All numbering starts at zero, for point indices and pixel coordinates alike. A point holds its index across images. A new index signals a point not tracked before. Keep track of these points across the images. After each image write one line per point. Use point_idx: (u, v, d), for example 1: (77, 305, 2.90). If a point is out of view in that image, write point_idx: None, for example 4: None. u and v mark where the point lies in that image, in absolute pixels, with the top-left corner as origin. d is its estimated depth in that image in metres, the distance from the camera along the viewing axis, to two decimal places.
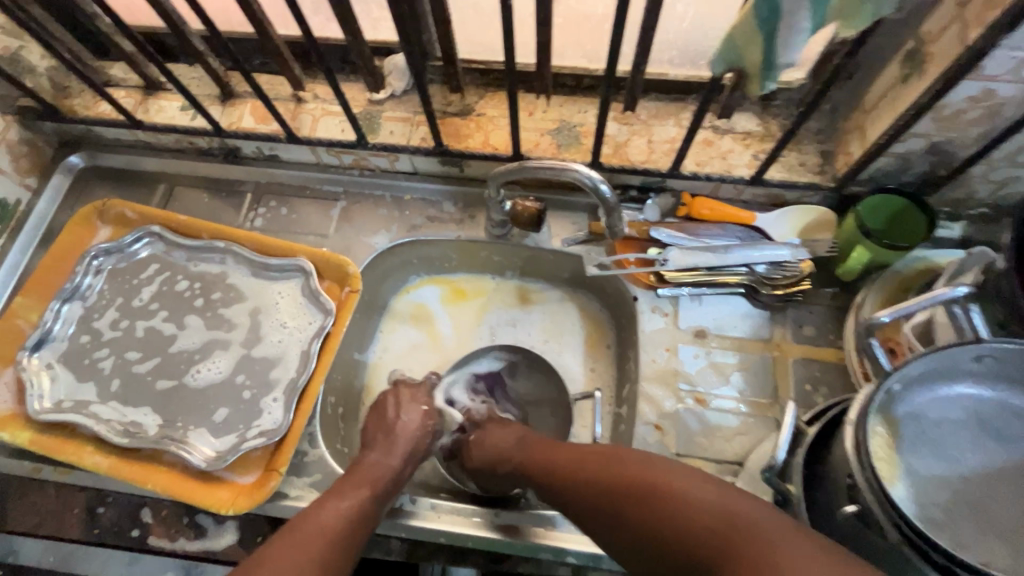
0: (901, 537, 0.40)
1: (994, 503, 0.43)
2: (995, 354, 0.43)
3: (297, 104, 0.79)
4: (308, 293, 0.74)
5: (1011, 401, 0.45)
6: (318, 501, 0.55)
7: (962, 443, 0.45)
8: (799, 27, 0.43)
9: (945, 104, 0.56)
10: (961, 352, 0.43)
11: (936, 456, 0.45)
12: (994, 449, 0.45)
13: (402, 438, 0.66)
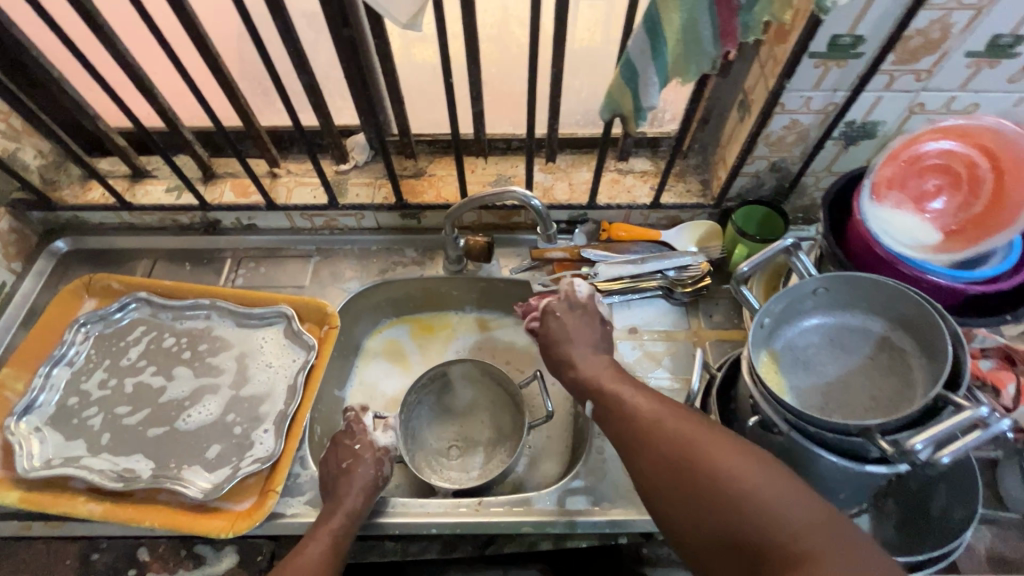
0: (788, 426, 0.53)
1: (849, 393, 0.57)
2: (827, 285, 0.59)
3: (273, 178, 0.92)
4: (291, 334, 0.83)
5: (849, 320, 0.60)
6: (294, 555, 0.62)
7: (822, 358, 0.59)
8: (651, 82, 0.62)
9: (771, 133, 0.77)
10: (802, 288, 0.58)
11: (805, 369, 0.59)
12: (845, 358, 0.59)
13: (349, 475, 0.68)
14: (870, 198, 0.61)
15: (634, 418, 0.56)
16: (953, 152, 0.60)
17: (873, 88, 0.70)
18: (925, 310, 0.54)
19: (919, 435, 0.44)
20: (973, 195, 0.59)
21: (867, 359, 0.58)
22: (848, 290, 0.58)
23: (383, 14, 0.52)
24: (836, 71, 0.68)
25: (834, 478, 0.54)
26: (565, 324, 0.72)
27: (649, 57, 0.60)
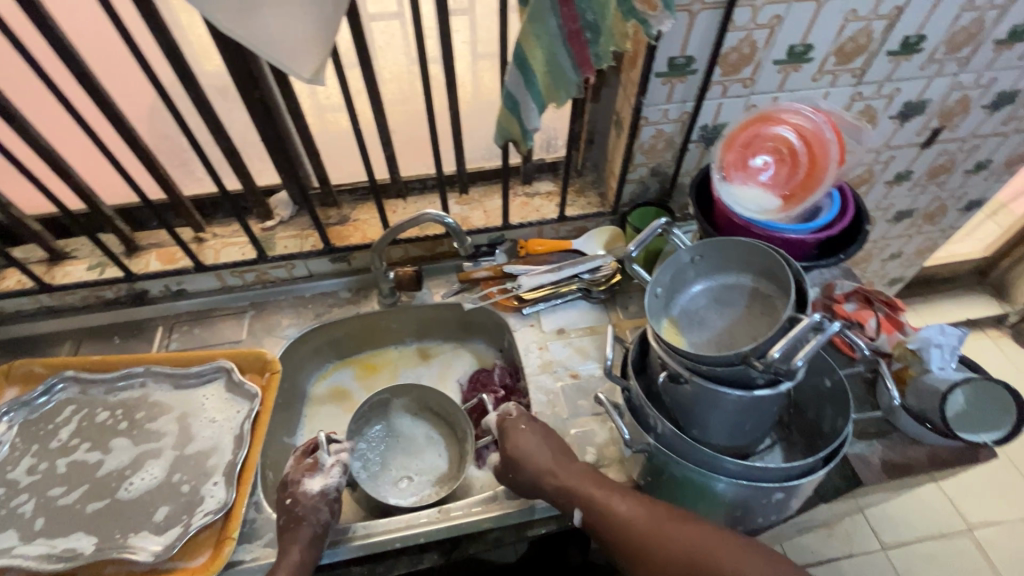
0: (688, 369, 0.62)
1: (736, 338, 0.67)
2: (700, 252, 0.70)
3: (199, 242, 0.95)
4: (232, 387, 0.84)
5: (725, 279, 0.71)
6: None
7: (710, 314, 0.70)
8: (530, 108, 0.74)
9: (643, 142, 0.91)
10: (679, 258, 0.69)
11: (699, 327, 0.70)
12: (728, 310, 0.70)
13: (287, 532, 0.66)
14: (719, 184, 0.74)
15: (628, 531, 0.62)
16: (770, 132, 0.74)
17: (713, 96, 0.86)
18: (773, 257, 0.66)
19: (776, 344, 0.55)
20: (794, 161, 0.73)
21: (744, 308, 0.69)
22: (716, 254, 0.70)
23: (289, 71, 0.60)
24: (680, 86, 0.83)
25: (734, 409, 0.63)
26: (523, 438, 0.72)
27: (525, 88, 0.72)
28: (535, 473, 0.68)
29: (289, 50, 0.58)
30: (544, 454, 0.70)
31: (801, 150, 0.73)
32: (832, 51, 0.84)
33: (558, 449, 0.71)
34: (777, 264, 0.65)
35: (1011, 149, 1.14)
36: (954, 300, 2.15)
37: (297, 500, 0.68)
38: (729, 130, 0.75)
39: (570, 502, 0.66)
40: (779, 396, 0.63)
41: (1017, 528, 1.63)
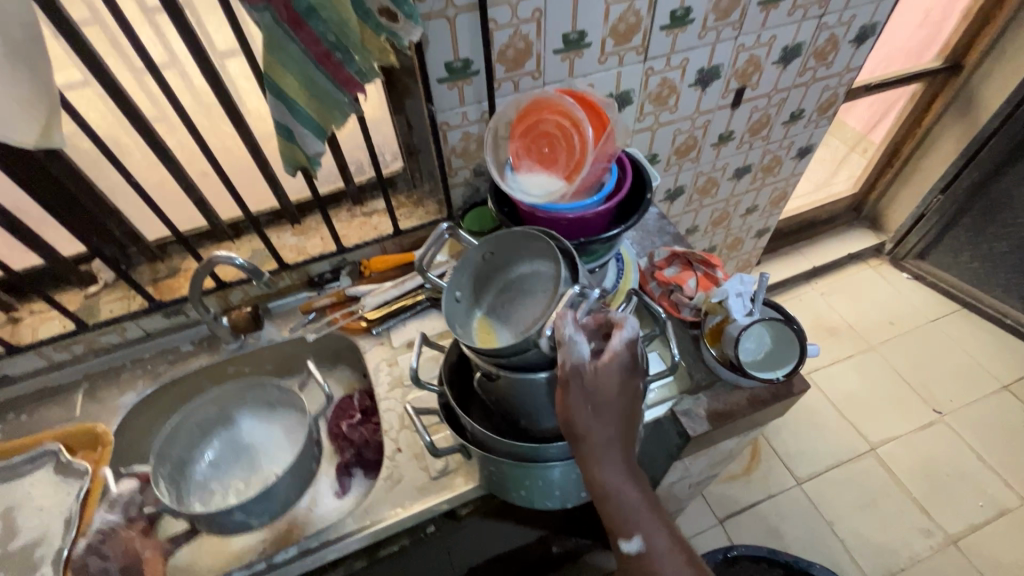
0: (489, 364, 0.64)
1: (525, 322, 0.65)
2: (491, 247, 0.71)
3: (13, 323, 0.90)
4: (61, 468, 0.80)
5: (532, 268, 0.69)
6: None
7: (518, 306, 0.67)
8: (306, 135, 0.73)
9: (454, 146, 0.93)
10: (469, 257, 0.70)
11: (502, 319, 0.68)
12: (534, 295, 0.66)
13: None
14: (505, 175, 0.78)
15: (646, 555, 0.58)
16: (541, 113, 0.77)
17: (506, 93, 0.89)
18: (547, 239, 0.67)
19: (549, 323, 0.59)
20: (567, 138, 0.75)
21: (535, 290, 0.67)
22: (508, 245, 0.71)
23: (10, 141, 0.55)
24: (467, 88, 0.85)
25: (537, 394, 0.65)
26: (599, 404, 0.58)
27: (293, 116, 0.71)
28: (591, 452, 0.59)
29: (1, 122, 0.54)
30: (611, 431, 0.59)
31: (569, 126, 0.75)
32: (606, 34, 0.88)
33: (629, 429, 0.60)
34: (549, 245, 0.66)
35: (817, 97, 1.23)
36: (838, 239, 2.29)
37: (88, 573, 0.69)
38: (505, 119, 0.79)
39: (613, 500, 0.59)
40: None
41: (914, 438, 1.75)
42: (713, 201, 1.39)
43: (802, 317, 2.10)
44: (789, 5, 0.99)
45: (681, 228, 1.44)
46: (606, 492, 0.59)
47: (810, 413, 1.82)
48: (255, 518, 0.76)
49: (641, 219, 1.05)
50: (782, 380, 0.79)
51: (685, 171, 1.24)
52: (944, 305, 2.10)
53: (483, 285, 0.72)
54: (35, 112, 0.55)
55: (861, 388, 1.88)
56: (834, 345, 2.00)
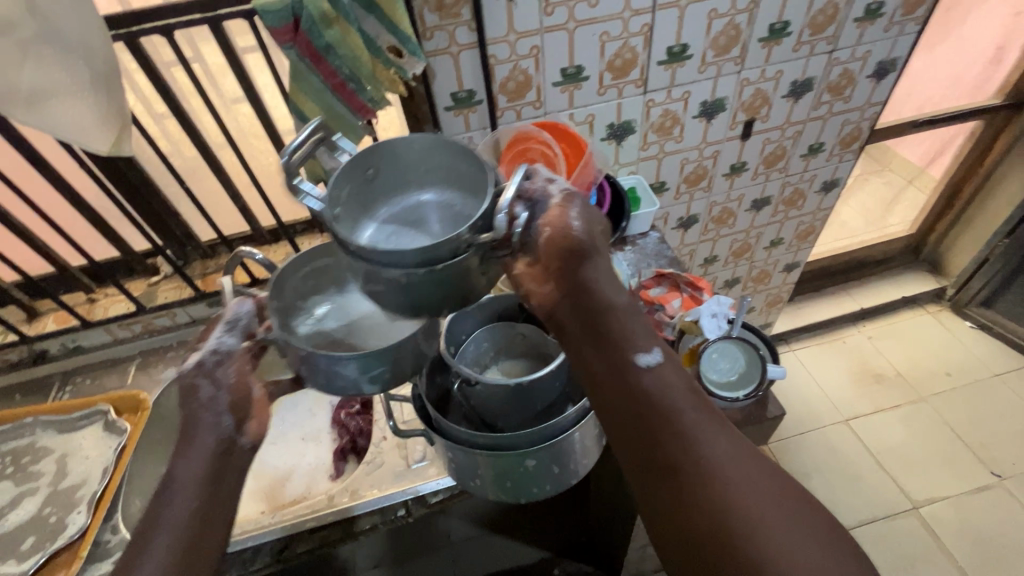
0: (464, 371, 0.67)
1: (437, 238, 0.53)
2: (376, 161, 0.55)
3: (90, 302, 1.08)
4: (107, 426, 0.94)
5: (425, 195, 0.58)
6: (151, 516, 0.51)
7: (413, 230, 0.54)
8: None
9: None
10: (352, 167, 0.53)
11: (402, 240, 0.53)
12: (437, 218, 0.56)
13: (197, 429, 0.54)
14: None
15: (660, 385, 0.49)
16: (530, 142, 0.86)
17: (509, 120, 0.97)
18: (466, 159, 0.55)
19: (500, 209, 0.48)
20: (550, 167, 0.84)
21: (440, 211, 0.56)
22: (394, 160, 0.56)
23: (86, 147, 0.70)
24: (471, 117, 0.95)
25: (507, 395, 0.68)
26: (588, 230, 0.56)
27: None
28: (590, 279, 0.54)
29: (82, 132, 0.68)
30: (603, 262, 0.55)
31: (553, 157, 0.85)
32: (604, 68, 0.95)
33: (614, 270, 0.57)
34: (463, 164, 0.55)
35: (837, 130, 1.22)
36: (892, 281, 2.16)
37: (198, 400, 0.55)
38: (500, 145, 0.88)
39: (612, 325, 0.52)
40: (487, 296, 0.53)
41: (965, 501, 1.60)
42: (732, 231, 1.39)
43: (846, 361, 1.99)
44: (794, 41, 1.01)
45: (699, 257, 1.44)
46: (605, 321, 0.52)
47: (846, 462, 1.71)
48: (366, 384, 0.54)
49: (641, 243, 1.08)
50: (745, 401, 0.82)
51: (697, 200, 1.27)
52: (1012, 360, 1.92)
53: (361, 203, 0.55)
54: (107, 127, 0.70)
55: (907, 441, 1.74)
56: (880, 393, 1.88)
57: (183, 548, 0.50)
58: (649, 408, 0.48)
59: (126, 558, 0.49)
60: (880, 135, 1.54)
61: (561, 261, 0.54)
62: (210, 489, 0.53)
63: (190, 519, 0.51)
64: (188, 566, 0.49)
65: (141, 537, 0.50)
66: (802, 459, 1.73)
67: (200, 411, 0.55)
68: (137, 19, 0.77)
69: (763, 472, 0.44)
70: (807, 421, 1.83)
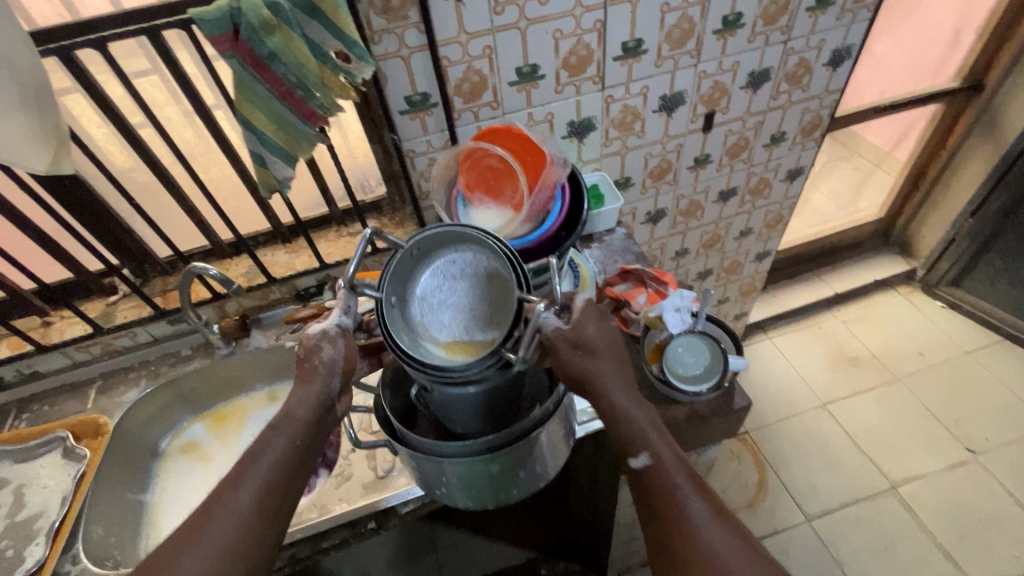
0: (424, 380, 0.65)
1: (477, 322, 0.60)
2: (416, 246, 0.61)
3: (46, 326, 1.05)
4: (66, 452, 0.91)
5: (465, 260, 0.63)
6: (246, 463, 0.56)
7: (452, 301, 0.61)
8: (277, 161, 0.83)
9: (422, 172, 1.01)
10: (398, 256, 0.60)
11: (444, 318, 0.61)
12: (470, 287, 0.62)
13: (309, 386, 0.59)
14: (461, 208, 0.86)
15: (660, 481, 0.57)
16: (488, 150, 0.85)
17: (467, 122, 0.97)
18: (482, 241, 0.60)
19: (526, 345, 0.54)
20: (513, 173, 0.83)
21: (469, 274, 0.62)
22: (434, 242, 0.62)
23: (21, 165, 0.67)
24: (428, 120, 0.93)
25: (471, 403, 0.67)
26: (585, 340, 0.59)
27: (263, 146, 0.81)
28: (591, 386, 0.59)
29: (15, 151, 0.65)
30: (605, 362, 0.60)
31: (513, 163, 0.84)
32: (560, 67, 0.94)
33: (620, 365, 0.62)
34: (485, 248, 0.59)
35: (797, 119, 1.23)
36: (864, 265, 2.19)
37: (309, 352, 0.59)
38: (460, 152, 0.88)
39: (616, 430, 0.60)
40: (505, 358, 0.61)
41: (942, 478, 1.62)
42: (701, 223, 1.40)
43: (822, 347, 2.01)
44: (748, 32, 1.02)
45: (670, 250, 1.45)
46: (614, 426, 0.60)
47: (826, 446, 1.73)
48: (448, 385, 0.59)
49: (607, 240, 1.08)
50: (709, 396, 0.79)
51: (664, 194, 1.27)
52: (982, 337, 1.96)
53: (410, 276, 0.63)
54: (42, 144, 0.67)
55: (884, 422, 1.77)
56: (856, 376, 1.90)
57: (270, 483, 0.55)
58: (654, 503, 0.57)
59: (223, 489, 0.55)
60: (843, 123, 1.56)
61: (569, 376, 0.60)
62: (301, 439, 0.57)
63: (283, 458, 0.56)
64: (269, 501, 0.54)
65: (248, 456, 0.56)
66: (783, 446, 1.75)
67: (307, 360, 0.60)
68: (70, 32, 0.75)
69: (749, 563, 0.52)
70: (786, 407, 1.85)
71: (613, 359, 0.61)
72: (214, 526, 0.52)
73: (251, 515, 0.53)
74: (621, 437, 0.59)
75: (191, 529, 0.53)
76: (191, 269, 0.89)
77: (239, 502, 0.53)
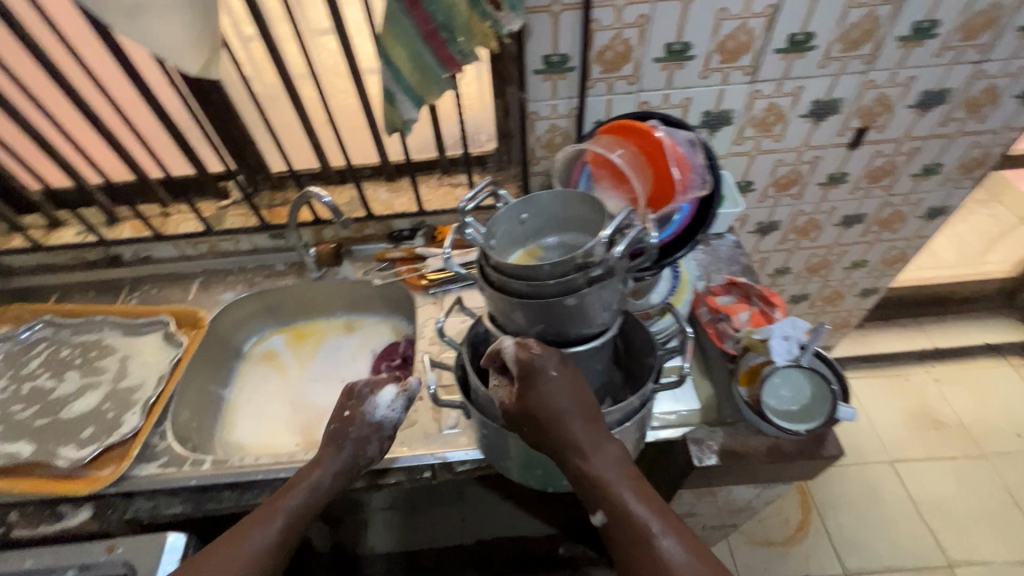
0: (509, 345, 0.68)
1: None
2: (526, 211, 0.71)
3: (164, 216, 1.12)
4: (167, 337, 0.99)
5: (563, 235, 0.74)
6: (265, 509, 0.66)
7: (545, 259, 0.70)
8: (404, 100, 0.81)
9: (541, 137, 0.98)
10: (510, 210, 0.69)
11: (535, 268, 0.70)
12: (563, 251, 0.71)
13: (337, 451, 0.71)
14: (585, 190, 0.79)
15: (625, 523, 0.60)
16: (629, 138, 0.78)
17: (599, 93, 0.91)
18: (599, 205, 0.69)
19: (605, 232, 0.59)
20: (649, 170, 0.76)
21: (564, 247, 0.73)
22: (541, 208, 0.72)
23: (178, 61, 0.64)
24: (562, 84, 0.89)
25: None
26: (553, 390, 0.62)
27: (397, 83, 0.79)
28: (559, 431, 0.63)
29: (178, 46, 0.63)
30: (570, 411, 0.63)
31: (654, 161, 0.76)
32: (713, 49, 0.86)
33: (587, 409, 0.64)
34: (591, 211, 0.69)
35: (961, 153, 1.09)
36: (973, 326, 1.98)
37: (354, 419, 0.73)
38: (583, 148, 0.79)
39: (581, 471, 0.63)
40: (603, 300, 0.63)
41: (1009, 571, 1.48)
42: (812, 246, 1.29)
43: (903, 401, 1.86)
44: (939, 45, 0.89)
45: (770, 267, 1.35)
46: (585, 478, 0.63)
47: (881, 504, 1.62)
48: (535, 324, 0.64)
49: (714, 244, 1.02)
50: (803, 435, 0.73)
51: (783, 207, 1.17)
52: None
53: (512, 234, 0.72)
54: (201, 46, 0.64)
55: (954, 496, 1.63)
56: (935, 440, 1.75)
57: (283, 534, 0.65)
58: (627, 545, 0.60)
59: (243, 526, 0.65)
60: (1006, 165, 1.37)
61: (535, 423, 0.64)
62: (314, 502, 0.69)
63: (296, 513, 0.67)
64: (273, 557, 0.64)
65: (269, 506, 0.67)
66: (835, 492, 1.65)
67: (344, 435, 0.72)
68: None
69: None
70: (847, 455, 1.73)
71: (574, 401, 0.64)
72: (235, 553, 0.62)
73: (262, 555, 0.63)
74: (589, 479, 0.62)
75: (213, 554, 0.62)
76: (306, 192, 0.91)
77: (257, 541, 0.63)
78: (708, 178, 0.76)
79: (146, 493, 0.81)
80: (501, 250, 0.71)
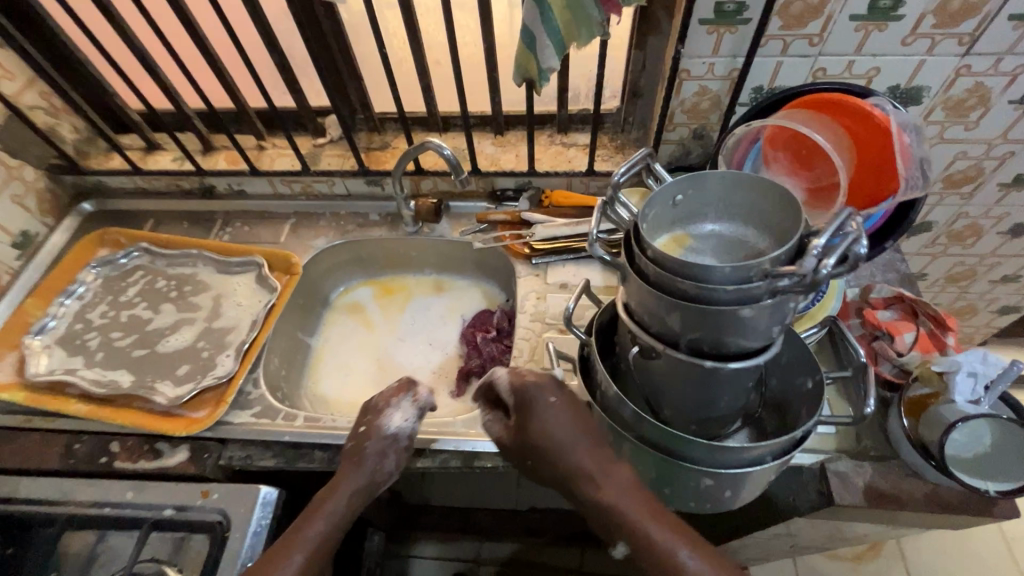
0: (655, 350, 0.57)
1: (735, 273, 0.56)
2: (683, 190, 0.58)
3: (259, 150, 1.06)
4: (260, 280, 0.96)
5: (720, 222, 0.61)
6: (286, 537, 0.62)
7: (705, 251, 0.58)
8: (546, 45, 0.70)
9: (684, 101, 0.84)
10: (669, 187, 0.57)
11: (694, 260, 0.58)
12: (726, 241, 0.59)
13: (355, 468, 0.67)
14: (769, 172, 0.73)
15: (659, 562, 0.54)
16: (838, 113, 0.70)
17: (770, 53, 0.77)
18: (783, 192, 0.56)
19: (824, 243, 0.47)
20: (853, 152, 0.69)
21: (722, 236, 0.61)
22: (703, 189, 0.59)
23: None
24: (728, 38, 0.75)
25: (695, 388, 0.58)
26: (552, 418, 0.60)
27: (543, 23, 0.68)
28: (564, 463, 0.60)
29: None
30: (570, 440, 0.60)
31: (863, 143, 0.68)
32: (930, 9, 0.70)
33: (591, 434, 0.61)
34: (770, 197, 0.57)
35: None
36: None
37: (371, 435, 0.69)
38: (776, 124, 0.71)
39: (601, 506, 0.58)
40: (780, 315, 0.52)
41: None
42: (962, 253, 1.12)
43: None
44: None
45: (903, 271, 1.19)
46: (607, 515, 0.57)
47: None
48: (698, 334, 0.53)
49: None
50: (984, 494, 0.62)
51: (944, 206, 1.00)
52: None
53: (662, 217, 0.60)
54: None
55: None
56: None
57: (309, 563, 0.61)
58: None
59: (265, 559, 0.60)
60: None
61: (539, 453, 0.61)
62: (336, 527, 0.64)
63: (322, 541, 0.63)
64: None
65: (294, 532, 0.63)
66: None
67: (359, 453, 0.68)
68: None
69: None
70: None
71: (578, 429, 0.60)
72: None
73: None
74: (608, 514, 0.57)
75: None
76: (424, 143, 0.83)
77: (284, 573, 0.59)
78: (928, 176, 0.66)
79: (240, 441, 0.79)
80: (651, 235, 0.59)
